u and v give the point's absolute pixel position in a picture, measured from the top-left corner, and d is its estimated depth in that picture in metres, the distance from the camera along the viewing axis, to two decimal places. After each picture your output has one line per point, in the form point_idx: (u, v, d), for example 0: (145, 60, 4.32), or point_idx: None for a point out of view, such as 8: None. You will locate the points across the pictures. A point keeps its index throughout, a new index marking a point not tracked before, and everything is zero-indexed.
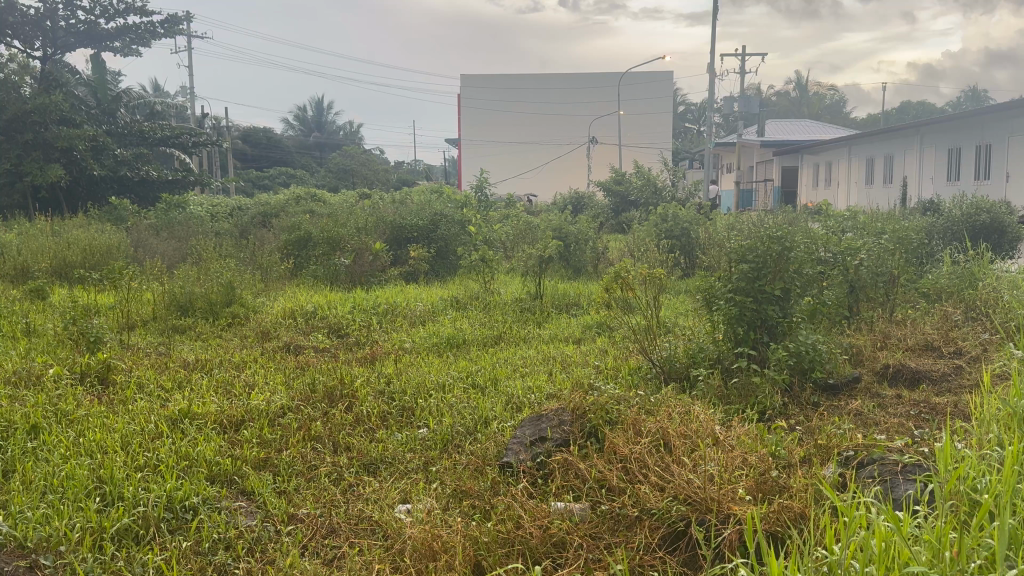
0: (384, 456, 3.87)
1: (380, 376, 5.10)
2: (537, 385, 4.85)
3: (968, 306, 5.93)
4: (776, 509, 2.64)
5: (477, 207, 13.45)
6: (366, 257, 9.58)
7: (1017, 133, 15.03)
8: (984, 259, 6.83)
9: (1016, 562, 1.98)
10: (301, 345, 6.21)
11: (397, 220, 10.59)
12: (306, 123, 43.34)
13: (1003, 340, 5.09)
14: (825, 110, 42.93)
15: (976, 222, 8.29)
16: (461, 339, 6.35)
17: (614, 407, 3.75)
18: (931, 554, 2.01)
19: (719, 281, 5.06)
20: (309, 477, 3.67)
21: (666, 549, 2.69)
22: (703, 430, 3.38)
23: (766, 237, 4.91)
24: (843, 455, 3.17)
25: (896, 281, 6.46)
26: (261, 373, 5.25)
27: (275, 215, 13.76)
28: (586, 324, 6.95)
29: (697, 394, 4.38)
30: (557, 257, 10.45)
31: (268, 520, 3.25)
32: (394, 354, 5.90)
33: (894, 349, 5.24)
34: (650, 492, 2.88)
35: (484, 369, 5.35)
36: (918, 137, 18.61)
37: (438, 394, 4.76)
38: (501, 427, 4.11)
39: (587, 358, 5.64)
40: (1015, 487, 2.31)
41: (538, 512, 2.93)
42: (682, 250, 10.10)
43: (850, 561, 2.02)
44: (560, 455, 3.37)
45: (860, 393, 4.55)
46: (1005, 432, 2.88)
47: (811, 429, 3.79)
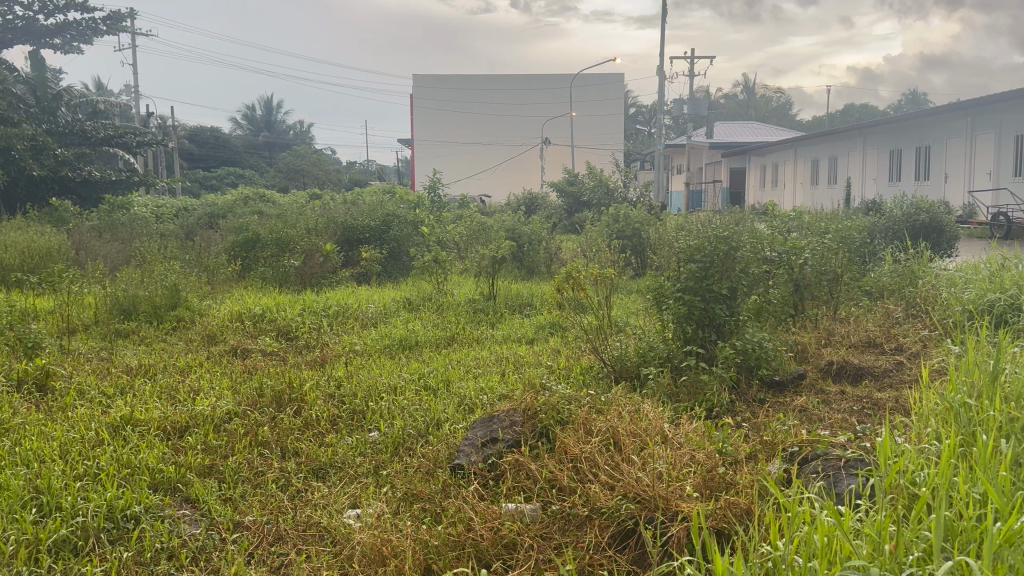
0: (334, 460, 3.81)
1: (330, 379, 5.04)
2: (488, 385, 4.84)
3: (908, 303, 6.07)
4: (723, 505, 2.65)
5: (430, 208, 13.36)
6: (317, 259, 9.47)
7: (954, 135, 15.53)
8: (923, 258, 7.02)
9: (952, 553, 2.02)
10: (248, 348, 6.10)
11: (348, 221, 10.45)
12: (254, 122, 42.63)
13: (942, 336, 5.19)
14: (773, 112, 43.76)
15: (916, 221, 8.54)
16: (414, 340, 6.32)
17: (565, 407, 3.76)
18: (871, 547, 2.05)
19: (669, 281, 5.11)
20: (256, 484, 3.59)
21: (615, 548, 2.68)
22: (652, 428, 3.39)
23: (713, 237, 4.97)
24: (787, 450, 3.21)
25: (840, 280, 6.56)
26: (206, 377, 5.16)
27: (223, 216, 13.55)
28: (539, 324, 6.96)
29: (646, 392, 4.45)
30: (511, 258, 10.47)
31: (213, 528, 3.18)
32: (345, 356, 5.84)
33: (837, 347, 5.35)
34: (600, 491, 2.88)
35: (436, 370, 5.30)
36: (861, 139, 19.16)
37: (389, 396, 4.71)
38: (453, 428, 4.07)
39: (540, 357, 5.66)
40: (952, 481, 2.36)
41: (489, 514, 2.91)
42: (633, 251, 10.21)
43: (792, 556, 2.05)
44: (511, 455, 3.36)
45: (805, 389, 4.60)
46: (942, 426, 2.95)
47: (757, 425, 3.85)
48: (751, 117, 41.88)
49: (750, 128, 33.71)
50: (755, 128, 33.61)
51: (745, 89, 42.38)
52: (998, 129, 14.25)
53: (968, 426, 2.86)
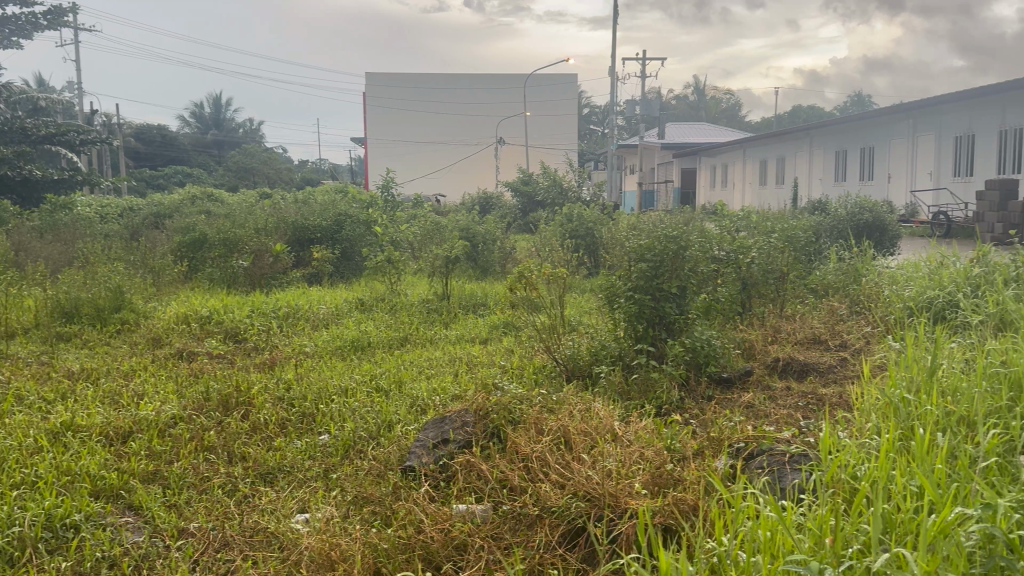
0: (282, 464, 3.75)
1: (280, 382, 4.95)
2: (441, 386, 4.81)
3: (852, 300, 6.21)
4: (670, 502, 2.67)
5: (383, 207, 13.25)
6: (267, 259, 9.31)
7: (897, 137, 15.96)
8: (867, 256, 7.18)
9: (890, 546, 2.07)
10: (195, 351, 5.97)
11: (299, 221, 10.29)
12: (203, 120, 41.82)
13: (884, 332, 5.32)
14: (723, 114, 44.44)
15: (860, 220, 8.76)
16: (367, 341, 6.25)
17: (517, 407, 3.75)
18: (812, 541, 2.09)
19: (620, 280, 5.14)
20: (202, 490, 3.51)
21: (566, 547, 2.69)
22: (602, 427, 3.41)
23: (662, 237, 5.03)
24: (733, 446, 3.25)
25: (786, 278, 6.69)
26: (151, 381, 5.02)
27: (170, 215, 13.26)
28: (493, 324, 6.95)
29: (598, 390, 4.48)
30: (465, 258, 10.45)
31: (156, 535, 3.10)
32: (295, 358, 5.75)
33: (784, 343, 5.45)
34: (550, 491, 2.88)
35: (388, 372, 5.26)
36: (808, 140, 19.58)
37: (340, 399, 4.65)
38: (404, 430, 4.03)
39: (493, 357, 5.66)
40: (890, 474, 2.42)
41: (439, 516, 2.88)
42: (586, 250, 10.28)
43: (736, 551, 2.08)
44: (463, 457, 3.34)
45: (752, 385, 4.68)
46: (882, 420, 3.02)
47: (705, 421, 3.89)
48: (702, 118, 42.48)
49: (699, 128, 34.22)
50: (706, 129, 34.06)
51: (695, 90, 42.94)
52: (938, 129, 14.69)
53: (907, 420, 2.94)
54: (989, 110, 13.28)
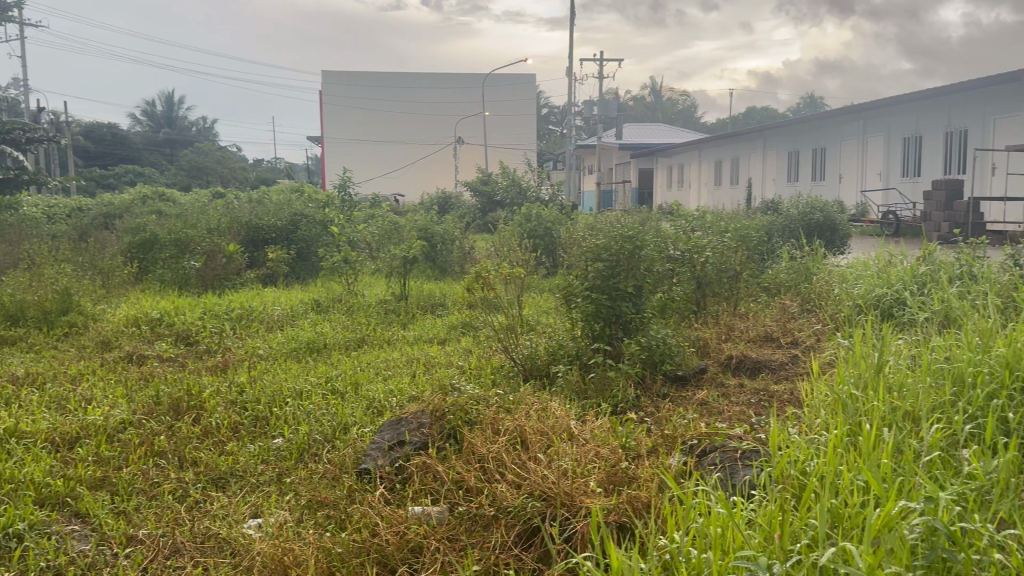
0: (235, 469, 3.69)
1: (232, 385, 4.87)
2: (399, 387, 4.77)
3: (803, 299, 6.32)
4: (624, 500, 2.69)
5: (340, 207, 13.12)
6: (220, 260, 9.16)
7: (848, 137, 16.30)
8: (817, 255, 7.32)
9: (837, 540, 2.10)
10: (144, 353, 5.85)
11: (253, 221, 10.13)
12: (155, 118, 40.99)
13: (834, 329, 5.43)
14: (679, 115, 44.95)
15: (811, 220, 8.93)
16: (323, 343, 6.19)
17: (473, 407, 3.74)
18: (762, 537, 2.12)
19: (577, 280, 5.17)
20: (151, 496, 3.44)
21: (521, 547, 2.69)
22: (559, 426, 3.42)
23: (619, 237, 5.06)
24: (686, 443, 3.28)
25: (740, 277, 6.78)
26: (100, 386, 4.90)
27: (120, 216, 12.98)
28: (451, 324, 6.92)
29: (555, 390, 4.50)
30: (423, 258, 10.40)
31: (104, 543, 3.03)
32: (249, 361, 5.67)
33: (737, 341, 5.53)
34: (506, 491, 2.88)
35: (344, 373, 5.21)
36: (761, 141, 19.90)
37: (295, 401, 4.59)
38: (360, 431, 3.99)
39: (450, 358, 5.64)
40: (837, 469, 2.47)
41: (395, 518, 2.86)
42: (544, 250, 10.31)
43: (688, 547, 2.10)
44: (419, 458, 3.32)
45: (706, 382, 4.74)
46: (831, 416, 3.08)
47: (659, 419, 3.93)
48: (659, 119, 42.92)
49: (656, 129, 34.56)
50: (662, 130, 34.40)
51: (653, 91, 43.35)
52: (887, 131, 15.03)
53: (855, 416, 3.00)
54: (935, 112, 13.63)
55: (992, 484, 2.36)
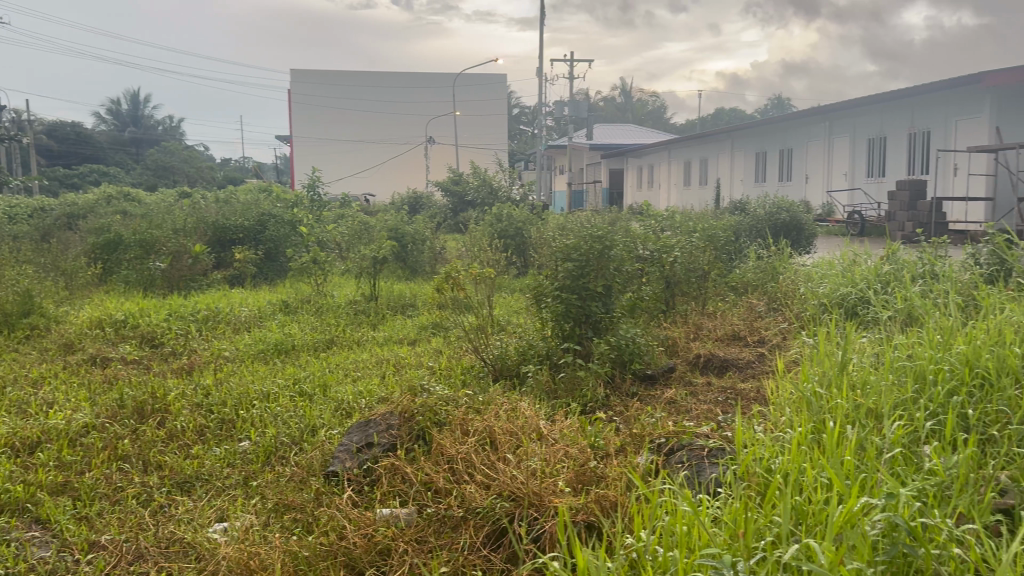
0: (200, 472, 3.64)
1: (198, 387, 4.81)
2: (367, 389, 4.74)
3: (770, 298, 6.38)
4: (592, 499, 2.69)
5: (309, 207, 13.02)
6: (185, 261, 9.03)
7: (814, 138, 16.52)
8: (784, 254, 7.40)
9: (801, 536, 2.13)
10: (108, 356, 5.76)
11: (220, 221, 10.00)
12: (120, 117, 40.36)
13: (800, 328, 5.49)
14: (648, 116, 45.25)
15: (777, 220, 9.03)
16: (291, 344, 6.13)
17: (442, 408, 3.73)
18: (727, 534, 2.14)
19: (547, 280, 5.17)
20: (115, 501, 3.39)
21: (490, 547, 2.68)
22: (528, 426, 3.42)
23: (588, 237, 5.08)
24: (654, 442, 3.30)
25: (708, 277, 6.83)
26: (61, 389, 4.82)
27: (84, 216, 12.76)
28: (421, 325, 6.90)
29: (526, 390, 4.50)
30: (394, 258, 10.36)
31: (65, 549, 2.98)
32: (215, 363, 5.60)
33: (705, 340, 5.57)
34: (475, 492, 2.88)
35: (312, 375, 5.16)
36: (730, 141, 20.10)
37: (262, 404, 4.54)
38: (329, 434, 3.95)
39: (420, 359, 5.62)
40: (801, 466, 2.50)
41: (363, 521, 2.84)
42: (515, 249, 10.32)
43: (654, 546, 2.11)
44: (387, 460, 3.30)
45: (675, 381, 4.77)
46: (796, 414, 3.12)
47: (628, 418, 3.95)
48: (629, 119, 43.17)
49: (625, 129, 34.76)
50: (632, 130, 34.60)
51: (623, 92, 43.58)
52: (853, 132, 15.26)
53: (819, 413, 3.04)
54: (899, 114, 13.87)
55: (951, 479, 2.41)
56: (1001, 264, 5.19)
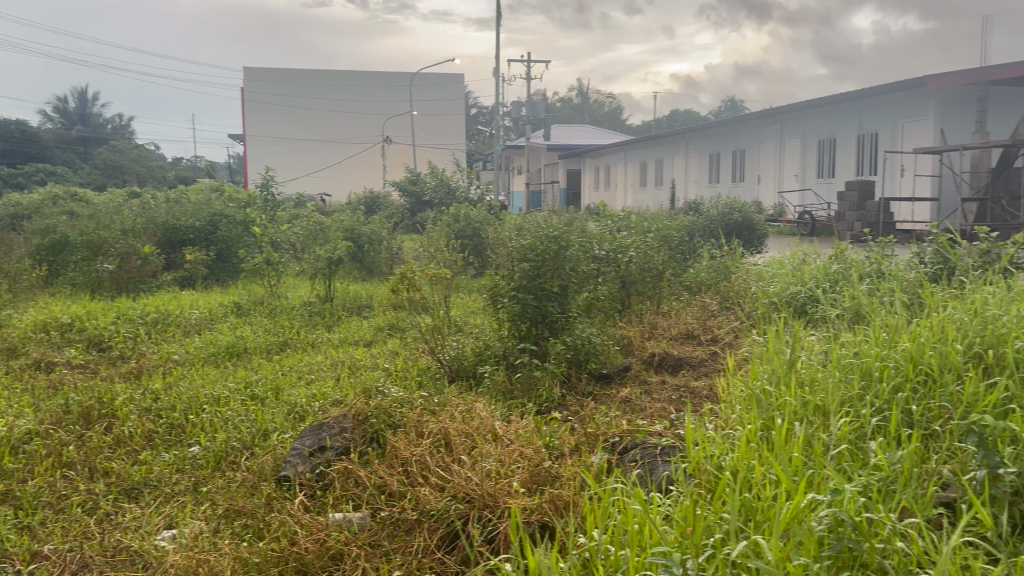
0: (148, 479, 3.57)
1: (147, 392, 4.70)
2: (321, 391, 4.68)
3: (723, 297, 6.47)
4: (546, 499, 2.70)
5: (263, 207, 12.84)
6: (135, 262, 8.84)
7: (766, 140, 16.80)
8: (737, 254, 7.52)
9: (750, 533, 2.16)
10: (53, 360, 5.60)
11: (170, 222, 9.81)
12: (67, 115, 39.33)
13: (751, 326, 5.59)
14: (605, 117, 45.57)
15: (730, 220, 9.16)
16: (243, 347, 6.03)
17: (397, 410, 3.70)
18: (678, 531, 2.16)
19: (503, 280, 5.17)
20: (58, 509, 3.30)
21: (444, 550, 2.67)
22: (483, 427, 3.42)
23: (544, 237, 5.10)
24: (609, 440, 3.33)
25: (663, 276, 6.90)
26: (4, 395, 4.67)
27: (29, 217, 12.40)
28: (377, 326, 6.84)
29: (482, 390, 4.49)
30: (350, 259, 10.27)
31: (5, 561, 2.90)
32: (165, 367, 5.49)
33: (660, 339, 5.63)
34: (429, 494, 2.86)
35: (264, 378, 5.09)
36: (685, 143, 20.35)
37: (212, 408, 4.46)
38: (281, 438, 3.90)
39: (376, 360, 5.57)
40: (750, 464, 2.54)
41: (315, 525, 2.81)
42: (473, 250, 10.30)
43: (606, 545, 2.13)
44: (340, 464, 3.27)
45: (630, 380, 4.81)
46: (747, 411, 3.17)
47: (583, 417, 3.97)
48: (586, 121, 43.44)
49: (583, 130, 34.95)
50: (589, 131, 34.82)
51: (580, 93, 43.83)
52: (803, 134, 15.56)
53: (769, 410, 3.10)
54: (848, 116, 14.18)
55: (895, 474, 2.47)
56: (945, 263, 5.33)
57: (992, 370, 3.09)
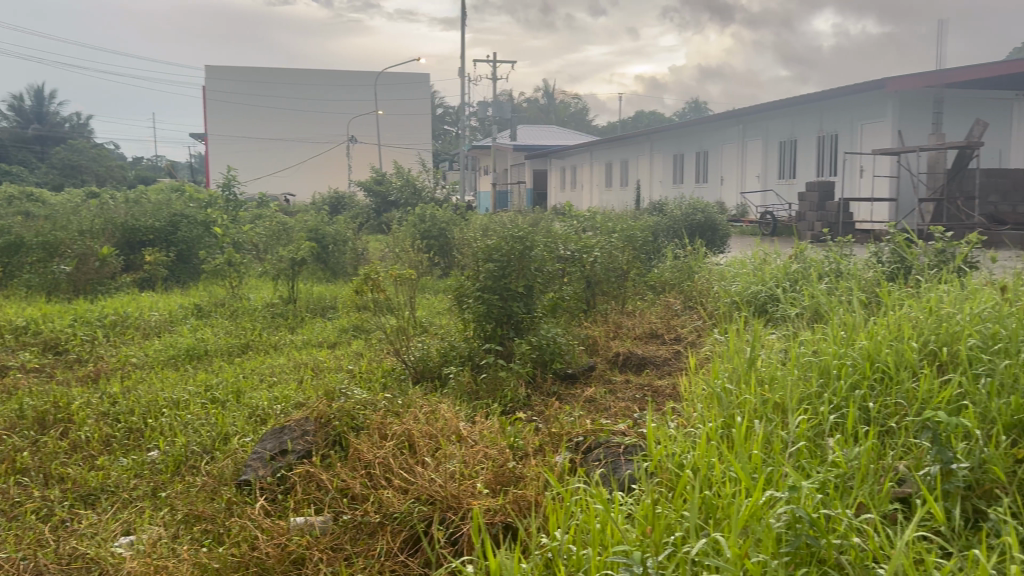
0: (106, 484, 3.50)
1: (104, 396, 4.61)
2: (283, 394, 4.63)
3: (686, 296, 6.53)
4: (510, 500, 2.70)
5: (225, 207, 12.67)
6: (92, 263, 8.67)
7: (729, 141, 17.00)
8: (700, 254, 7.59)
9: (711, 531, 2.18)
10: (7, 364, 5.47)
11: (129, 222, 9.64)
12: (22, 113, 38.45)
13: (714, 325, 5.65)
14: (571, 118, 45.72)
15: (693, 220, 9.26)
16: (203, 349, 5.95)
17: (360, 412, 3.67)
18: (639, 530, 2.17)
19: (468, 280, 5.16)
20: (11, 517, 3.22)
21: (407, 553, 2.65)
22: (447, 428, 3.41)
23: (509, 237, 5.10)
24: (573, 440, 3.35)
25: (627, 276, 6.94)
26: None
27: None
28: (341, 328, 6.79)
29: (447, 391, 4.47)
30: (314, 259, 10.18)
31: None
32: (123, 370, 5.39)
33: (624, 339, 5.67)
34: (392, 496, 2.85)
35: (225, 381, 5.02)
36: (649, 144, 20.51)
37: (171, 412, 4.39)
38: (241, 441, 3.84)
39: (340, 362, 5.53)
40: (710, 462, 2.56)
41: (276, 530, 2.78)
42: (438, 250, 10.26)
43: (568, 545, 2.14)
44: (301, 467, 3.23)
45: (595, 380, 4.83)
46: (708, 409, 3.20)
47: (547, 417, 3.98)
48: (552, 121, 43.55)
49: (549, 131, 35.04)
50: (556, 132, 34.92)
51: (546, 94, 43.94)
52: (765, 135, 15.77)
53: (730, 408, 3.13)
54: (808, 117, 14.40)
55: (852, 470, 2.52)
56: (901, 262, 5.42)
57: (946, 367, 3.16)
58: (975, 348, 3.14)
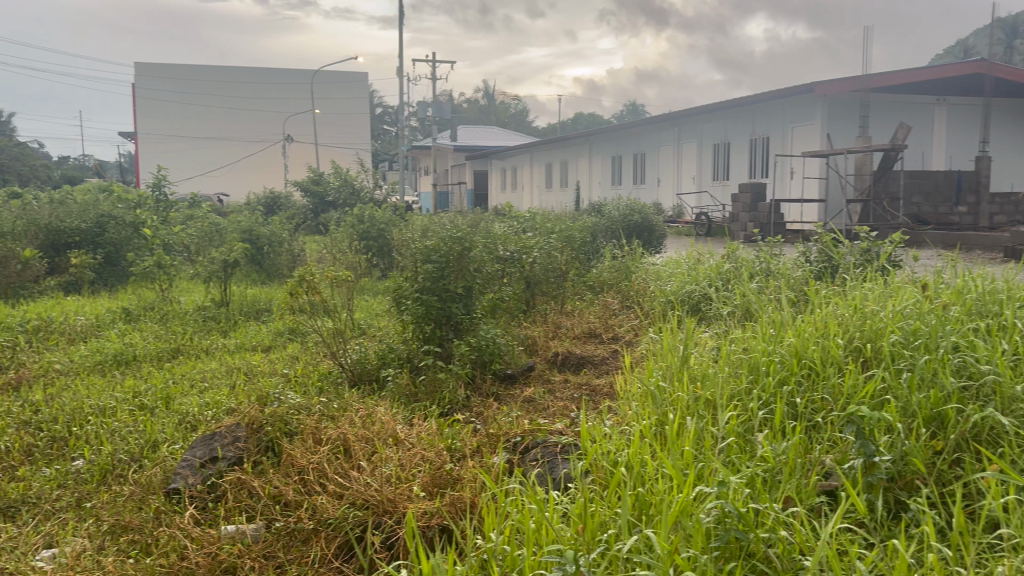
0: (27, 496, 3.37)
1: (24, 405, 4.44)
2: (215, 399, 4.52)
3: (624, 296, 6.61)
4: (446, 502, 2.69)
5: (155, 207, 12.31)
6: (13, 266, 8.33)
7: (665, 143, 17.26)
8: (637, 254, 7.69)
9: (643, 527, 2.22)
10: None
11: (53, 223, 9.29)
12: None
13: (650, 324, 5.73)
14: (511, 119, 45.82)
15: (630, 221, 9.39)
16: (132, 354, 5.77)
17: (294, 417, 3.62)
18: (572, 528, 2.20)
19: (406, 281, 5.12)
20: None
21: (342, 559, 2.62)
22: (384, 431, 3.38)
23: (447, 238, 5.06)
24: (510, 441, 3.36)
25: (566, 276, 6.97)
26: None
27: None
28: (277, 331, 6.66)
29: (384, 394, 4.43)
30: (248, 262, 9.98)
31: None
32: (46, 377, 5.19)
33: (563, 339, 5.71)
34: (327, 502, 2.81)
35: (154, 387, 4.88)
36: (588, 146, 20.69)
37: (97, 419, 4.25)
38: (171, 449, 3.75)
39: (275, 365, 5.43)
40: (643, 459, 2.60)
41: (206, 539, 2.72)
42: (377, 251, 10.15)
43: (502, 546, 2.14)
44: (233, 475, 3.17)
45: (533, 380, 4.85)
46: (643, 407, 3.25)
47: (486, 418, 3.97)
48: (493, 122, 43.57)
49: (490, 132, 35.08)
50: (496, 133, 34.97)
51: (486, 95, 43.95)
52: (699, 137, 16.06)
53: (663, 405, 3.18)
54: (741, 120, 14.73)
55: (780, 465, 2.59)
56: (829, 262, 5.59)
57: (870, 363, 3.26)
58: (897, 344, 3.25)
